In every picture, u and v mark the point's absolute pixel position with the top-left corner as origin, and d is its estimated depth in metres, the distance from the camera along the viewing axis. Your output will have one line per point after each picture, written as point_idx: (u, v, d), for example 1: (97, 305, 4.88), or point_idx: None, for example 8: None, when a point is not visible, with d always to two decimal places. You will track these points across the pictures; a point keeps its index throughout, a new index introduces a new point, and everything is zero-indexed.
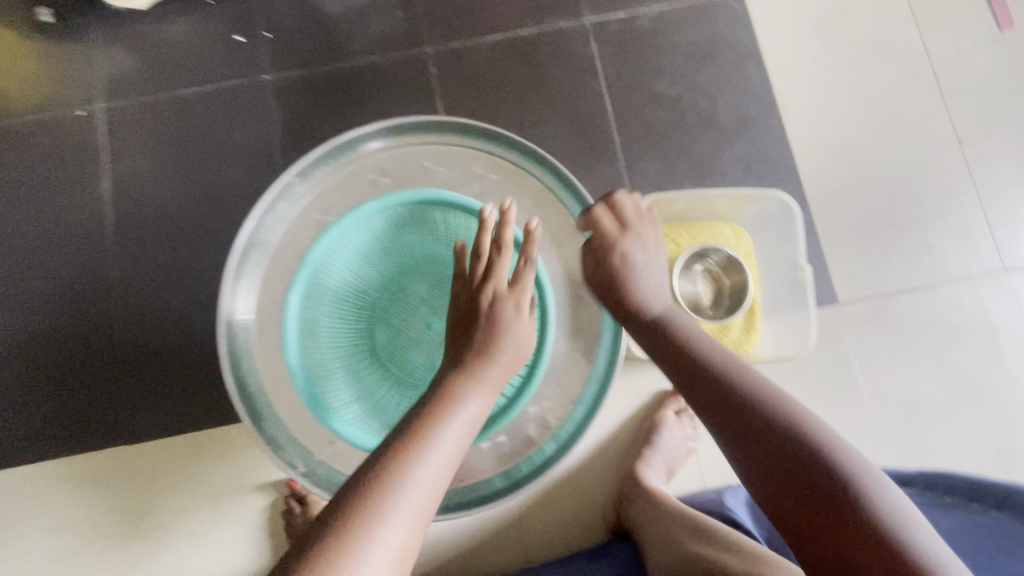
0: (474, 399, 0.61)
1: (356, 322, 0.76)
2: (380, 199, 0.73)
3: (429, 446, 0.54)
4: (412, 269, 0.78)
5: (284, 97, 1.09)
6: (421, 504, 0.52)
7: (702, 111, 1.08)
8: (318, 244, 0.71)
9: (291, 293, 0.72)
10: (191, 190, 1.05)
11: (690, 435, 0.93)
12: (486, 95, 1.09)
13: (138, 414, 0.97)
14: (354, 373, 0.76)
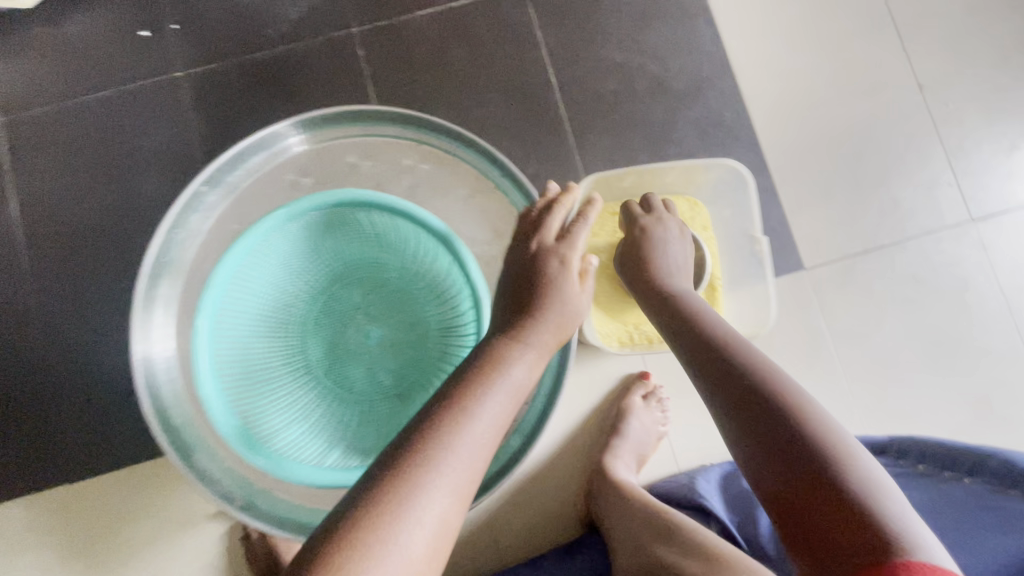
0: (519, 366, 0.59)
1: (284, 340, 0.69)
2: (290, 206, 0.67)
3: (471, 418, 0.54)
4: (341, 275, 0.72)
5: (201, 96, 1.00)
6: (457, 480, 0.51)
7: (653, 76, 1.01)
8: (227, 259, 0.64)
9: (199, 317, 0.63)
10: (109, 206, 0.96)
11: (659, 419, 0.88)
12: (420, 75, 1.01)
13: (78, 451, 0.91)
14: (286, 398, 0.67)
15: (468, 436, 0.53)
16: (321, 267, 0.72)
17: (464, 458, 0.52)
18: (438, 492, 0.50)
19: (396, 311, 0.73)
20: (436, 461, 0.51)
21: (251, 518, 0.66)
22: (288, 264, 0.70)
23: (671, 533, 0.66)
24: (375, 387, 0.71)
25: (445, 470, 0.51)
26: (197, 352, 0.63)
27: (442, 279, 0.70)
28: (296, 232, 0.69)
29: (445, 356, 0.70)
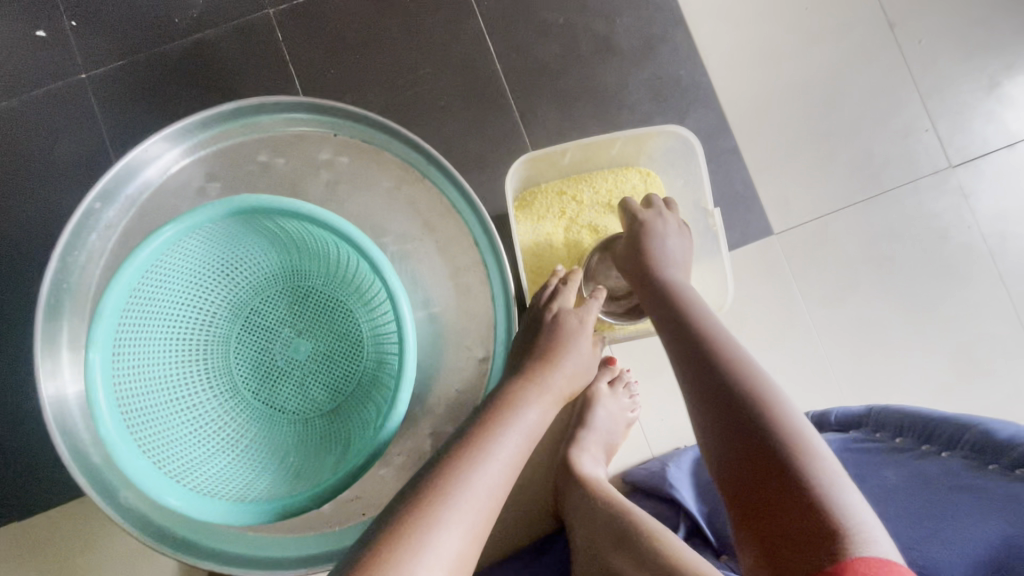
0: (532, 407, 0.60)
1: (204, 363, 0.63)
2: (182, 219, 0.57)
3: (488, 456, 0.55)
4: (261, 286, 0.67)
5: (110, 98, 0.91)
6: (474, 517, 0.52)
7: (599, 36, 0.93)
8: (119, 281, 0.55)
9: (91, 350, 0.54)
10: (23, 226, 0.89)
11: (628, 405, 0.83)
12: (346, 55, 0.92)
13: (14, 489, 0.85)
14: (211, 426, 0.62)
15: (483, 474, 0.54)
16: (238, 279, 0.66)
17: (479, 496, 0.53)
18: (451, 532, 0.50)
19: (325, 320, 0.67)
20: (450, 498, 0.52)
21: (187, 555, 0.62)
22: (197, 279, 0.63)
23: (632, 545, 0.62)
24: (310, 404, 0.66)
25: (460, 509, 0.52)
26: (94, 392, 0.54)
27: (369, 284, 0.65)
28: (199, 243, 0.61)
29: (379, 366, 0.65)
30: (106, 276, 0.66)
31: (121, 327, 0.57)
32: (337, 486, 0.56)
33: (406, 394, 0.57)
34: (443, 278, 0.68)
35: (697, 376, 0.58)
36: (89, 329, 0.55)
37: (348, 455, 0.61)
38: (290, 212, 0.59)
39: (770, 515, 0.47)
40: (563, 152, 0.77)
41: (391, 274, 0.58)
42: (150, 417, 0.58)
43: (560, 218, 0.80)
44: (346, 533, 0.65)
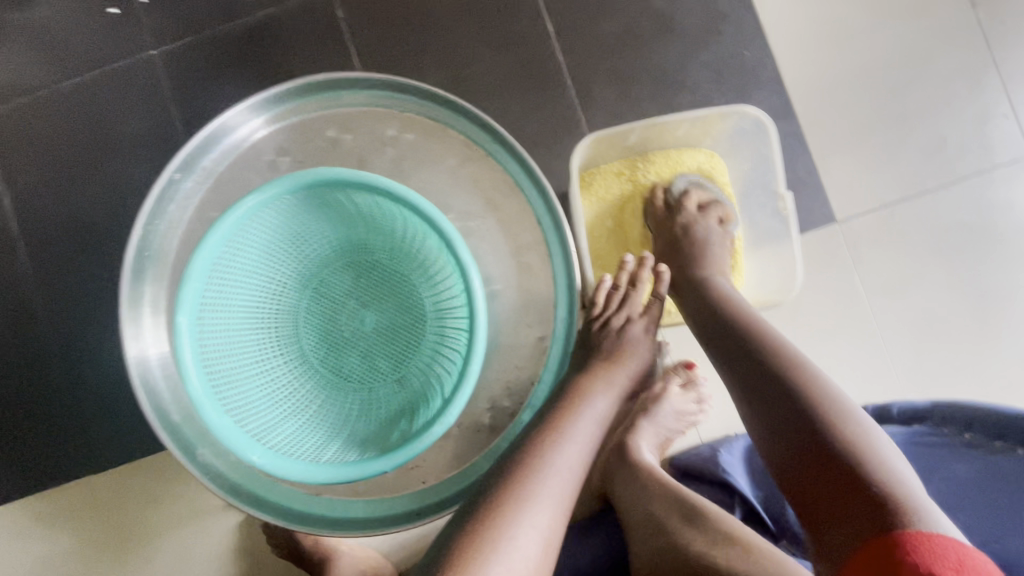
0: (599, 397, 0.65)
1: (276, 329, 0.66)
2: (265, 188, 0.59)
3: (566, 440, 0.59)
4: (329, 259, 0.69)
5: (177, 73, 0.94)
6: (559, 497, 0.57)
7: (660, 15, 0.90)
8: (204, 248, 0.58)
9: (179, 314, 0.57)
10: (97, 196, 0.94)
11: (694, 410, 0.83)
12: (404, 32, 0.92)
13: (91, 444, 0.91)
14: (283, 389, 0.65)
15: (564, 457, 0.59)
16: (307, 251, 0.68)
17: (563, 476, 0.58)
18: (543, 511, 0.55)
19: (389, 293, 0.69)
20: (538, 478, 0.56)
21: (259, 511, 0.65)
22: (271, 250, 0.65)
23: (700, 519, 0.63)
24: (374, 374, 0.68)
25: (547, 488, 0.56)
26: (182, 354, 0.56)
27: (434, 259, 0.66)
28: (276, 215, 0.63)
29: (442, 339, 0.66)
30: (187, 245, 0.69)
31: (205, 292, 0.59)
32: (406, 450, 0.57)
33: (476, 368, 0.59)
34: (505, 256, 0.70)
35: (743, 374, 0.60)
36: (178, 293, 0.57)
37: (416, 424, 0.62)
38: (365, 186, 0.60)
39: (821, 499, 0.49)
40: (629, 133, 0.76)
41: (467, 252, 0.59)
42: (229, 378, 0.61)
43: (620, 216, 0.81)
44: (406, 500, 0.66)
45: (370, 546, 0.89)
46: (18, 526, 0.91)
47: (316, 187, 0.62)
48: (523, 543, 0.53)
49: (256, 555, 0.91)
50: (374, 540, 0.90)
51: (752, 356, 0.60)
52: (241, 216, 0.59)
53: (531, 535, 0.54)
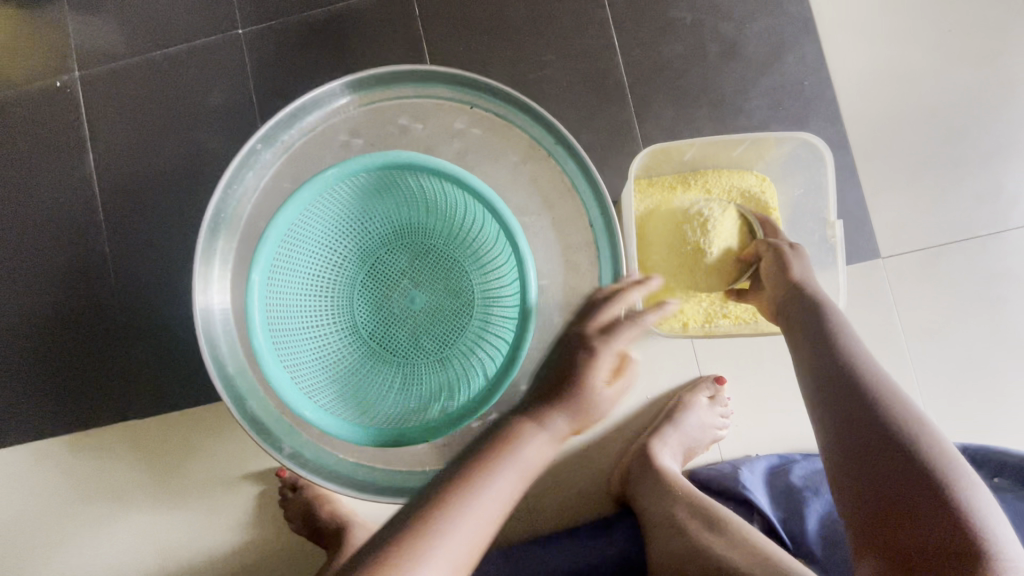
0: (532, 444, 0.59)
1: (333, 298, 0.70)
2: (340, 165, 0.63)
3: (480, 488, 0.55)
4: (389, 238, 0.73)
5: (260, 53, 1.00)
6: (464, 547, 0.52)
7: (725, 40, 0.93)
8: (281, 214, 0.62)
9: (253, 272, 0.61)
10: (173, 159, 1.00)
11: (719, 423, 0.86)
12: (475, 34, 0.97)
13: (141, 390, 0.97)
14: (334, 354, 0.69)
15: (475, 509, 0.54)
16: (370, 229, 0.71)
17: (471, 527, 0.53)
18: (443, 560, 0.51)
19: (441, 277, 0.72)
20: (443, 522, 0.52)
21: (299, 467, 0.68)
22: (338, 223, 0.69)
23: (716, 523, 0.67)
24: (418, 351, 0.71)
25: (448, 537, 0.52)
26: (250, 308, 0.61)
27: (488, 249, 0.70)
28: (349, 191, 0.67)
29: (486, 325, 0.69)
30: (260, 212, 0.74)
31: (275, 255, 0.64)
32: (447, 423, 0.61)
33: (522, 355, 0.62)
34: (555, 254, 0.73)
35: (831, 399, 0.61)
36: (253, 253, 0.62)
37: (457, 400, 0.66)
38: (435, 170, 0.64)
39: (903, 528, 0.51)
40: (686, 148, 0.79)
41: (527, 245, 0.63)
42: (288, 336, 0.65)
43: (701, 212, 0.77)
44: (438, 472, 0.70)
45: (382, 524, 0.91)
46: (64, 461, 0.96)
47: (386, 168, 0.65)
48: None
49: (276, 516, 0.94)
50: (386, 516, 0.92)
51: (844, 380, 0.61)
52: (318, 188, 0.63)
53: None
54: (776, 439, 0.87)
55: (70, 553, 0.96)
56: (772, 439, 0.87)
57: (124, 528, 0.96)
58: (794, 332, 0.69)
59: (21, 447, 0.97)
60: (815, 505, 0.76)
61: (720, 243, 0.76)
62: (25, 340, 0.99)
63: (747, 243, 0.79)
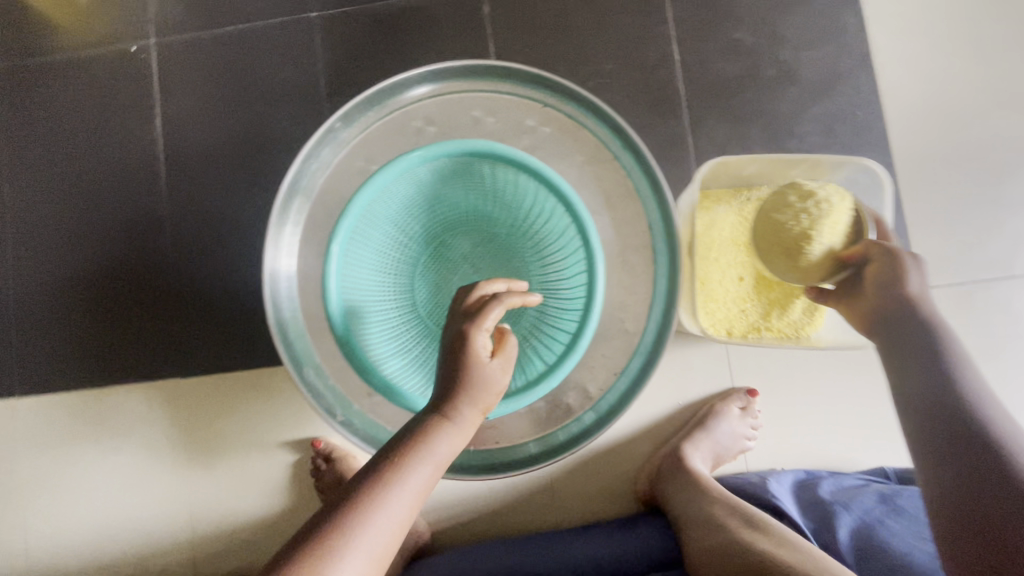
0: (442, 440, 0.59)
1: (399, 276, 0.74)
2: (424, 148, 0.67)
3: (388, 492, 0.55)
4: (456, 224, 0.75)
5: (330, 37, 1.03)
6: (375, 550, 0.54)
7: (784, 64, 0.96)
8: (362, 190, 0.66)
9: (334, 242, 0.67)
10: (236, 130, 1.03)
11: (748, 433, 0.88)
12: (541, 37, 1.00)
13: (186, 350, 1.00)
14: (394, 328, 0.73)
15: (387, 514, 0.55)
16: (437, 213, 0.74)
17: (380, 531, 0.54)
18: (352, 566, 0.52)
19: (502, 265, 0.74)
20: (350, 531, 0.53)
21: (351, 433, 0.72)
22: (411, 204, 0.72)
23: (759, 524, 0.68)
24: None
25: (357, 544, 0.53)
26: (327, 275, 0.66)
27: (550, 243, 0.72)
28: (427, 174, 0.70)
29: (542, 316, 0.71)
30: (333, 186, 0.78)
31: (354, 229, 0.69)
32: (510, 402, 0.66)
33: (584, 344, 0.67)
34: (612, 254, 0.76)
35: (927, 421, 0.59)
36: (335, 225, 0.67)
37: (513, 383, 0.69)
38: (513, 161, 0.67)
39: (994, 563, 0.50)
40: (747, 163, 0.81)
41: (599, 241, 0.67)
42: (357, 305, 0.70)
43: (816, 202, 0.74)
44: (482, 454, 0.72)
45: None
46: (108, 412, 1.00)
47: (465, 156, 0.69)
48: None
49: (306, 485, 0.97)
50: None
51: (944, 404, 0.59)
52: (401, 169, 0.67)
53: None
54: (802, 455, 0.89)
55: (108, 500, 0.99)
56: (800, 453, 0.89)
57: (159, 483, 0.99)
58: (898, 351, 0.66)
59: (70, 394, 1.01)
60: (847, 517, 0.75)
61: (829, 239, 0.73)
62: (81, 292, 1.03)
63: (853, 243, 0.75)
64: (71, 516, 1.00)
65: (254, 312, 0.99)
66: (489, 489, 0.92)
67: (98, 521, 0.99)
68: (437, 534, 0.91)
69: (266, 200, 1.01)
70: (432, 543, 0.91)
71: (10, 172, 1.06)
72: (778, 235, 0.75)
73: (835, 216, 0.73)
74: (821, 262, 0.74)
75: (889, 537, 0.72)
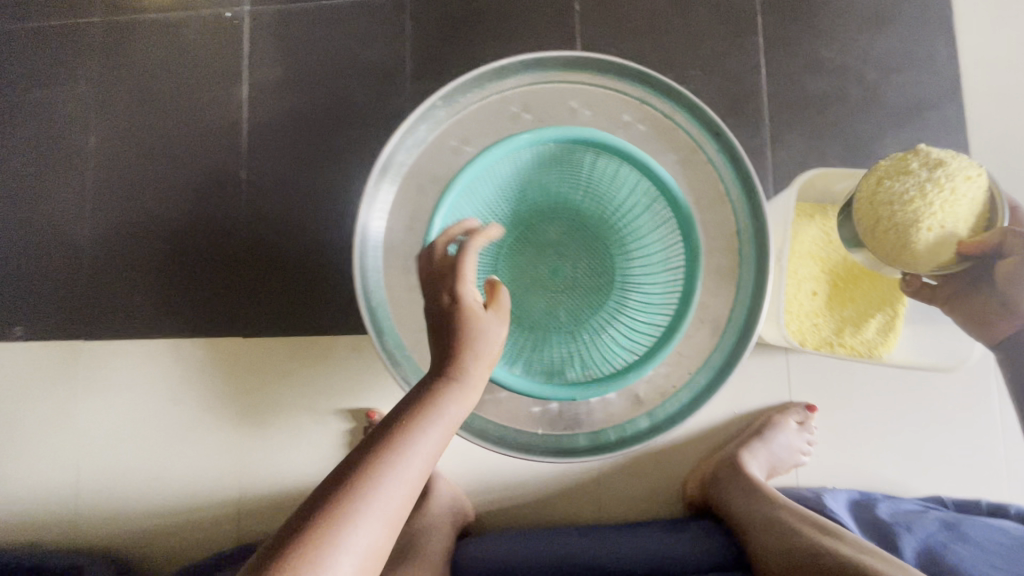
0: (452, 403, 0.58)
1: (485, 256, 0.75)
2: (534, 131, 0.68)
3: (400, 457, 0.55)
4: (543, 210, 0.76)
5: (420, 19, 1.05)
6: (390, 514, 0.53)
7: (871, 86, 0.96)
8: (473, 164, 0.67)
9: (437, 214, 0.68)
10: (320, 103, 1.05)
11: (804, 448, 0.88)
12: (629, 38, 1.01)
13: (251, 311, 1.02)
14: None
15: (397, 475, 0.54)
16: (528, 198, 0.75)
17: (394, 495, 0.53)
18: (367, 530, 0.52)
19: (586, 254, 0.75)
20: (363, 496, 0.52)
21: None
22: (507, 186, 0.74)
23: (833, 531, 0.71)
24: (553, 320, 0.74)
25: (370, 508, 0.52)
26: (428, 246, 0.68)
27: (640, 237, 0.73)
28: (528, 158, 0.72)
29: (624, 309, 0.72)
30: (426, 163, 0.79)
31: (456, 204, 0.70)
32: (598, 388, 0.66)
33: (679, 334, 0.66)
34: None
35: None
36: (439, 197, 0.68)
37: (597, 371, 0.70)
38: (617, 150, 0.68)
39: None
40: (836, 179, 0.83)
41: (700, 240, 0.68)
42: None
43: (938, 174, 0.69)
44: (551, 439, 0.74)
45: (458, 483, 0.92)
46: (170, 366, 1.02)
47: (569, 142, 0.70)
48: (339, 561, 0.50)
49: None
50: (462, 477, 0.93)
51: None
52: (510, 148, 0.68)
53: (347, 556, 0.50)
54: (857, 475, 0.89)
55: (161, 452, 1.01)
56: (853, 473, 0.89)
57: (211, 439, 1.00)
58: None
59: (133, 343, 1.03)
60: (909, 539, 0.75)
61: (941, 211, 0.68)
62: (154, 245, 1.05)
63: (976, 228, 0.69)
64: (118, 463, 1.01)
65: (321, 281, 1.01)
66: (538, 478, 0.92)
67: (148, 471, 1.00)
68: (482, 517, 0.92)
69: (344, 172, 1.03)
70: (473, 525, 0.91)
71: (98, 123, 1.09)
72: (887, 204, 0.71)
73: (961, 189, 0.68)
74: (942, 240, 0.69)
75: (957, 561, 0.71)
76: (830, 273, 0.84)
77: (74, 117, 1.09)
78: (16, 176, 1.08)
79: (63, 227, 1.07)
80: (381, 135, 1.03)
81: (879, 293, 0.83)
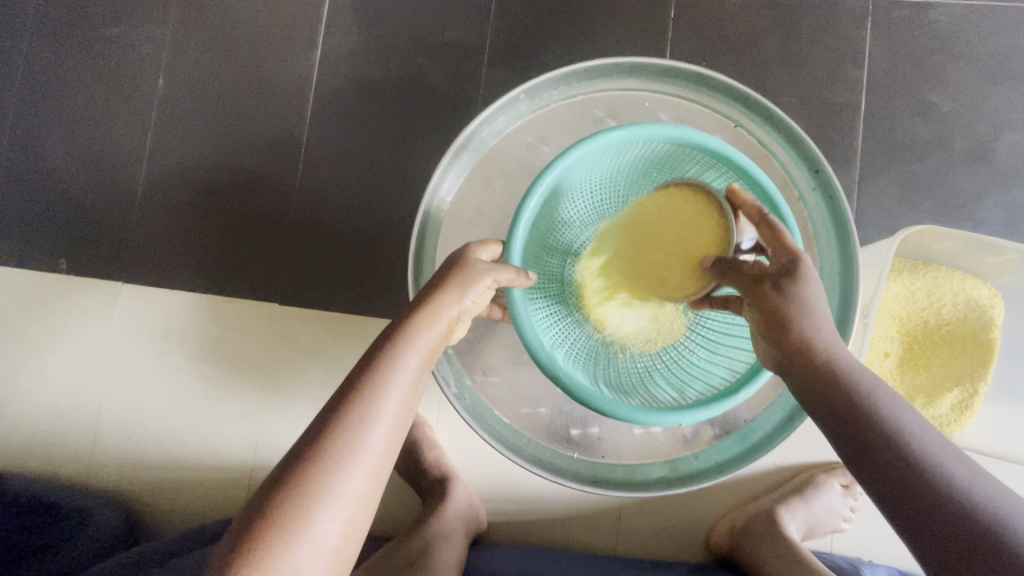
0: (419, 346, 0.55)
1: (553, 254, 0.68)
2: (626, 127, 0.61)
3: (373, 407, 0.51)
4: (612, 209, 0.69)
5: (508, 3, 1.01)
6: (374, 462, 0.51)
7: (977, 140, 0.90)
8: (564, 160, 0.61)
9: (523, 215, 0.61)
10: (393, 76, 1.02)
11: (846, 514, 0.83)
12: (724, 53, 0.94)
13: (292, 277, 1.00)
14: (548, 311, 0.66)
15: (372, 422, 0.51)
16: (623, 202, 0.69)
17: (376, 444, 0.51)
18: (351, 482, 0.49)
19: None
20: (341, 450, 0.49)
21: (468, 412, 0.72)
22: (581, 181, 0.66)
23: None
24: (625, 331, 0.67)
25: (353, 460, 0.49)
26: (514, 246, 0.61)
27: None
28: (609, 156, 0.65)
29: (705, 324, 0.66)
30: (497, 158, 0.76)
31: (544, 203, 0.64)
32: (675, 415, 0.58)
33: None
34: None
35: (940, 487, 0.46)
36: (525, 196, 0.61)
37: (690, 392, 0.63)
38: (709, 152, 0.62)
39: None
40: (940, 238, 0.79)
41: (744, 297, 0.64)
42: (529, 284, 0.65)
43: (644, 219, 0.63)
44: (586, 467, 0.72)
45: (476, 488, 0.89)
46: (203, 320, 1.01)
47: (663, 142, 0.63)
48: (326, 515, 0.48)
49: None
50: (480, 483, 0.89)
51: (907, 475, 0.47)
52: (598, 146, 0.61)
53: (335, 508, 0.48)
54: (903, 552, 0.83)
55: (183, 407, 1.00)
56: (895, 546, 0.83)
57: (232, 400, 0.99)
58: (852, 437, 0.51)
59: (171, 293, 1.02)
60: None
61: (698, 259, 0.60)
62: (204, 198, 1.04)
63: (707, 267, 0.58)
64: (138, 409, 1.00)
65: (366, 257, 0.99)
66: (560, 498, 0.88)
67: (169, 423, 1.00)
68: (494, 527, 0.88)
69: (406, 154, 1.00)
70: (484, 534, 0.88)
71: (167, 68, 1.07)
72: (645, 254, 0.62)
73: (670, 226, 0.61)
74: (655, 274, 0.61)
75: None
76: (906, 335, 0.83)
77: (146, 59, 1.08)
78: (83, 109, 1.08)
79: (120, 168, 1.06)
80: (450, 119, 1.00)
81: (957, 365, 0.81)
